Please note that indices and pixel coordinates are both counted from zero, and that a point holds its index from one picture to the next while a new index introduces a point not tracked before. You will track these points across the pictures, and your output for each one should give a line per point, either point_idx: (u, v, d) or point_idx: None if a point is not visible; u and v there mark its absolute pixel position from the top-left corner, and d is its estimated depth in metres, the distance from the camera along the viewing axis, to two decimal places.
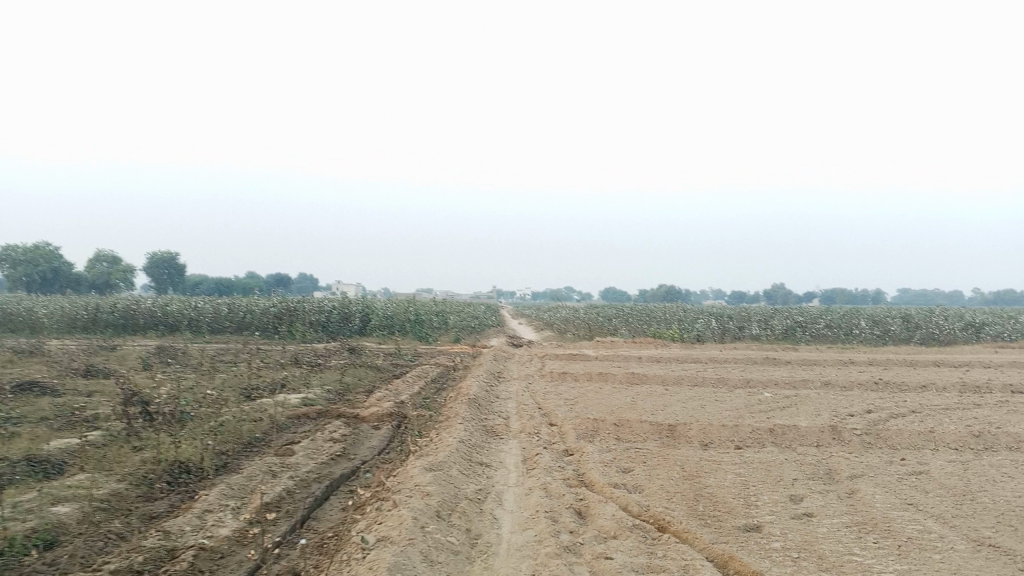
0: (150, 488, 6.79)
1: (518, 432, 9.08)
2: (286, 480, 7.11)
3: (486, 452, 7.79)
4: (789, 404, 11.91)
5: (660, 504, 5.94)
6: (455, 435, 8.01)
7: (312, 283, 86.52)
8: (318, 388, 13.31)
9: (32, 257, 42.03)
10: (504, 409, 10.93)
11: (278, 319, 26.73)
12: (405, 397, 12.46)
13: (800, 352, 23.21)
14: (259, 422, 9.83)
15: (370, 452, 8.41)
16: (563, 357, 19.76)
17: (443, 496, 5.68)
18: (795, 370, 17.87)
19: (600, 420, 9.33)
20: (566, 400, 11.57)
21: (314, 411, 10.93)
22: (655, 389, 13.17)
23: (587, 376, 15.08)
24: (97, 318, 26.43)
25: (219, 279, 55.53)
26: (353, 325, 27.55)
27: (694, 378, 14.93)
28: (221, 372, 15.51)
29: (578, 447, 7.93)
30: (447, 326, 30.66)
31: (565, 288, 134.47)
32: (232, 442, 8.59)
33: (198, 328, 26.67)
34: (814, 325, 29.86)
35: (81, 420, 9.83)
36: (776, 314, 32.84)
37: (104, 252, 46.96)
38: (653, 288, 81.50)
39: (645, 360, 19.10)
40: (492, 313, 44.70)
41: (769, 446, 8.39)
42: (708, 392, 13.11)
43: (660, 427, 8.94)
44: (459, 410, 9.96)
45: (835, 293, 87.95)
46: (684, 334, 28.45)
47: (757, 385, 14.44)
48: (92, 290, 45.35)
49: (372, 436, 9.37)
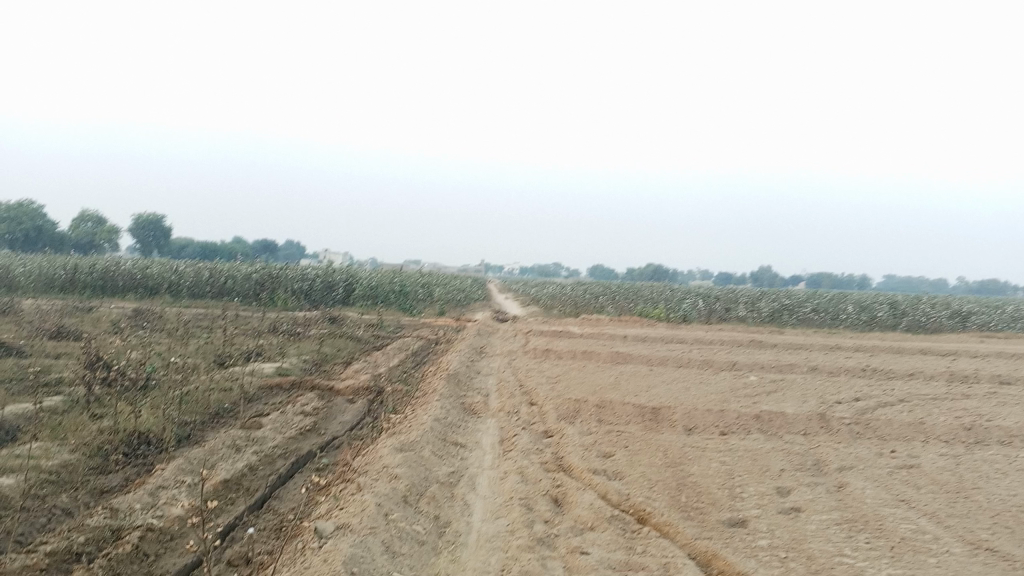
0: (104, 460, 6.43)
1: (496, 410, 8.75)
2: (250, 455, 6.76)
3: (462, 431, 7.46)
4: (775, 389, 11.65)
5: (642, 493, 5.63)
6: (430, 412, 7.67)
7: (299, 250, 85.86)
8: (294, 358, 12.93)
9: (14, 215, 41.24)
10: (483, 386, 10.60)
11: (260, 286, 26.27)
12: (383, 370, 12.12)
13: (786, 336, 22.99)
14: (228, 392, 9.46)
15: (342, 428, 8.07)
16: (548, 334, 19.46)
17: (412, 479, 5.35)
18: (781, 354, 17.65)
19: (582, 400, 9.01)
20: (548, 378, 11.25)
21: (288, 382, 10.57)
22: (639, 370, 12.87)
23: (570, 354, 14.76)
24: (75, 279, 25.86)
25: (204, 243, 54.84)
26: (336, 294, 27.14)
27: (679, 359, 14.67)
28: (197, 338, 15.11)
29: (558, 429, 7.62)
30: (431, 298, 30.29)
31: (553, 265, 134.17)
32: (197, 414, 8.22)
33: (178, 293, 26.16)
34: (802, 309, 29.69)
35: (43, 385, 9.43)
36: (763, 297, 32.65)
37: (89, 212, 46.19)
38: (640, 266, 81.30)
39: (630, 339, 18.82)
40: (478, 286, 44.37)
41: (755, 433, 8.10)
42: (693, 374, 12.82)
43: (643, 409, 8.64)
44: (437, 386, 9.62)
45: (821, 277, 88.05)
46: (670, 314, 28.20)
47: (743, 369, 14.17)
48: (75, 250, 44.63)
49: (345, 410, 9.03)
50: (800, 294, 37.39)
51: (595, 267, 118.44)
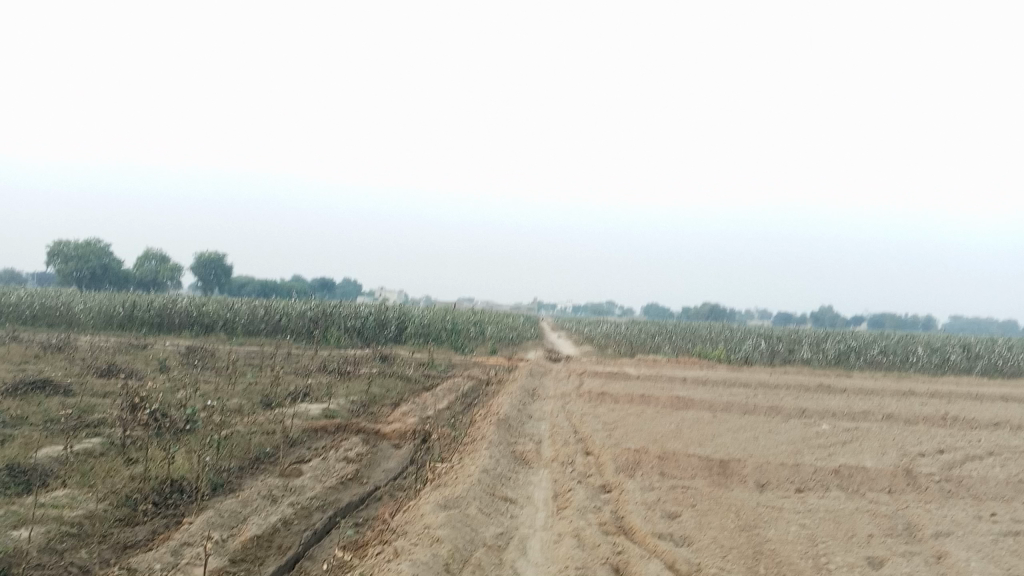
0: (133, 510, 6.04)
1: (550, 460, 8.18)
2: (286, 507, 6.30)
3: (513, 484, 6.91)
4: (850, 440, 10.83)
5: (714, 564, 5.01)
6: (479, 463, 7.14)
7: (355, 289, 86.54)
8: (342, 399, 12.53)
9: (83, 253, 42.32)
10: (536, 433, 10.04)
11: (313, 324, 26.00)
12: (431, 412, 11.63)
13: (854, 379, 21.91)
14: (271, 435, 9.08)
15: (386, 477, 7.58)
16: (603, 375, 18.80)
17: (456, 543, 4.82)
18: (851, 400, 16.70)
19: (642, 450, 8.38)
20: (605, 425, 10.64)
21: (333, 424, 10.15)
22: (701, 416, 12.17)
23: (627, 398, 14.10)
24: (133, 316, 26.06)
25: (263, 281, 55.63)
26: (388, 332, 26.98)
27: (743, 405, 13.89)
28: (246, 377, 14.86)
29: (617, 483, 7.01)
30: (484, 336, 29.86)
31: (607, 304, 133.24)
32: (236, 459, 7.82)
33: (232, 330, 26.20)
34: (869, 351, 28.46)
35: (83, 426, 9.16)
36: (827, 338, 31.45)
37: (154, 250, 47.18)
38: (697, 306, 80.04)
39: (690, 381, 18.05)
40: (531, 324, 43.85)
41: (835, 490, 7.38)
42: (759, 422, 12.05)
43: (710, 462, 7.98)
44: (486, 432, 9.10)
45: (885, 318, 85.34)
46: (730, 355, 27.25)
47: (812, 416, 13.32)
48: (139, 288, 45.55)
49: (389, 457, 8.53)
50: (866, 335, 35.99)
51: (650, 307, 116.89)
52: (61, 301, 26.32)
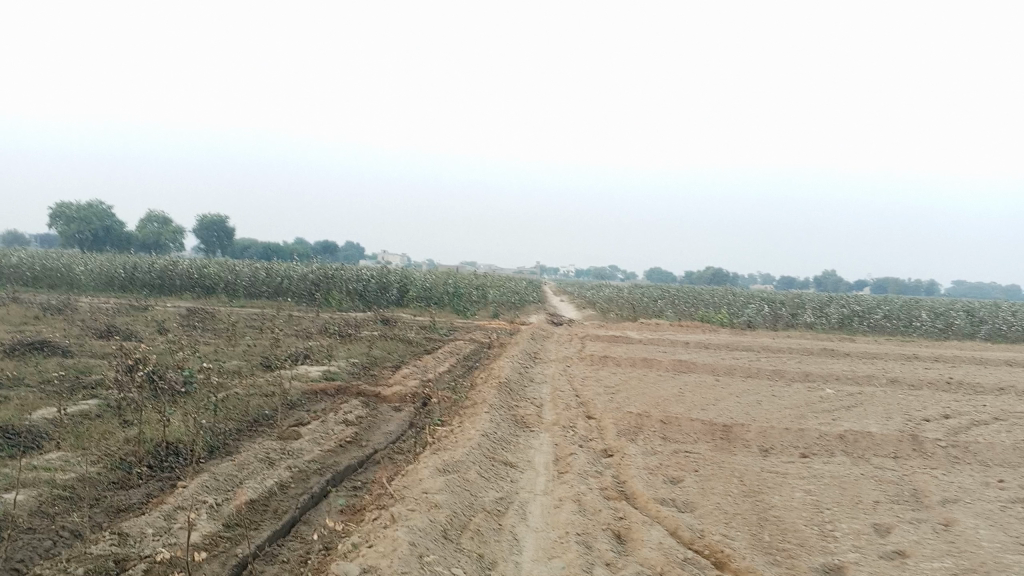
0: (127, 473, 5.95)
1: (551, 424, 8.09)
2: (283, 470, 6.21)
3: (513, 448, 6.82)
4: (854, 405, 10.73)
5: (718, 530, 4.91)
6: (479, 427, 7.04)
7: (358, 252, 86.34)
8: (342, 361, 12.44)
9: (84, 215, 42.11)
10: (537, 396, 9.94)
11: (315, 287, 25.98)
12: (432, 375, 11.53)
13: (858, 344, 21.79)
14: (270, 398, 8.98)
15: (385, 440, 7.49)
16: (605, 339, 18.70)
17: (454, 508, 4.71)
18: (854, 364, 16.60)
19: (644, 415, 8.28)
20: (607, 388, 10.54)
21: (332, 386, 10.04)
22: (704, 380, 12.06)
23: (630, 362, 14.01)
24: (134, 278, 25.94)
25: (266, 243, 55.40)
26: (390, 295, 26.75)
27: (747, 369, 13.78)
28: (246, 339, 14.76)
29: (618, 448, 6.90)
30: (486, 299, 29.75)
31: (610, 268, 133.13)
32: (233, 422, 7.73)
33: (234, 292, 26.06)
34: (872, 316, 28.34)
35: (80, 388, 9.07)
36: (830, 302, 31.32)
37: (155, 212, 46.95)
38: (701, 270, 79.83)
39: (693, 345, 17.93)
40: (534, 288, 43.70)
41: (840, 456, 7.27)
42: (763, 386, 11.95)
43: (713, 427, 7.88)
44: (487, 395, 8.99)
45: (888, 283, 85.15)
46: (734, 320, 27.13)
47: (816, 380, 13.21)
48: (142, 250, 45.41)
49: (389, 420, 8.43)
50: (869, 300, 35.87)
51: (654, 271, 116.62)
52: (62, 262, 26.18)
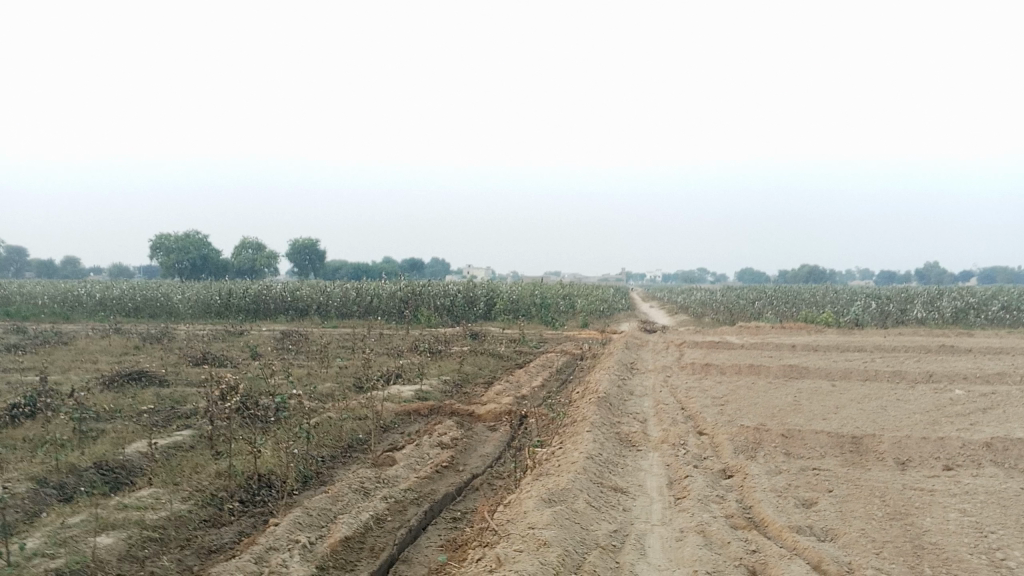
0: (218, 510, 5.71)
1: (659, 443, 7.53)
2: (379, 501, 5.84)
3: (621, 471, 6.30)
4: (990, 406, 9.76)
5: (868, 563, 4.28)
6: (583, 448, 6.55)
7: (445, 268, 87.15)
8: (434, 379, 12.14)
9: (183, 245, 43.62)
10: (640, 412, 9.39)
11: (404, 304, 25.94)
12: (526, 391, 11.11)
13: (977, 338, 20.32)
14: (362, 420, 8.71)
15: (484, 463, 7.08)
16: (704, 345, 17.93)
17: (565, 546, 4.23)
18: (980, 361, 15.33)
19: (762, 432, 7.63)
20: (715, 401, 9.90)
21: (426, 406, 9.71)
22: (818, 387, 11.26)
23: (734, 369, 13.28)
24: (229, 304, 26.46)
25: (356, 264, 56.21)
26: (478, 309, 26.52)
27: (862, 372, 12.84)
28: (338, 360, 14.67)
29: (739, 467, 6.50)
30: (575, 309, 29.24)
31: (698, 271, 130.70)
32: (327, 449, 7.45)
33: (326, 313, 26.30)
34: (989, 308, 26.54)
35: (176, 418, 9.01)
36: (941, 295, 29.53)
37: (249, 240, 48.28)
38: (794, 269, 77.35)
39: (799, 349, 16.97)
40: (622, 295, 42.90)
41: (989, 467, 6.45)
42: (884, 391, 11.05)
43: (841, 440, 7.32)
44: (587, 412, 8.49)
45: (997, 272, 80.54)
46: (838, 318, 25.82)
47: (941, 381, 12.18)
48: (239, 276, 46.71)
49: (485, 441, 8.00)
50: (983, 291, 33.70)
51: (744, 270, 113.66)
52: (161, 292, 26.94)
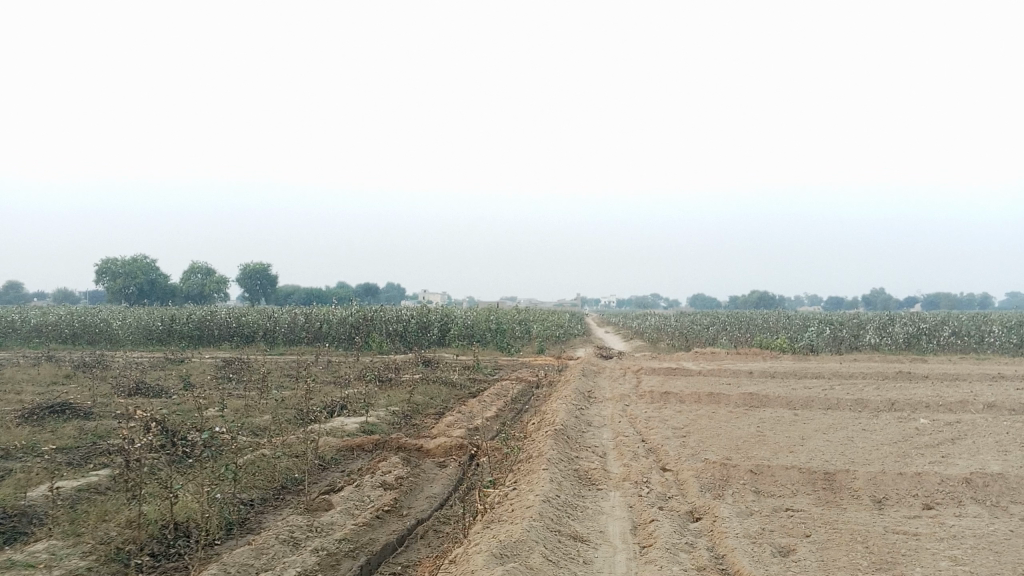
0: (125, 566, 5.02)
1: (620, 480, 7.02)
2: (309, 554, 5.20)
3: (580, 515, 5.75)
4: (959, 436, 9.43)
5: None
6: (539, 489, 6.00)
7: (400, 293, 86.22)
8: (382, 410, 11.47)
9: (130, 270, 42.11)
10: (599, 445, 8.85)
11: (355, 329, 25.10)
12: (479, 422, 10.50)
13: (931, 364, 20.30)
14: (299, 457, 8.03)
15: (429, 506, 6.47)
16: (662, 371, 17.53)
17: None
18: (940, 387, 15.14)
19: (729, 467, 7.16)
20: (677, 433, 9.43)
21: (371, 441, 9.05)
22: (781, 416, 10.86)
23: (694, 398, 12.85)
24: (172, 330, 25.36)
25: (309, 288, 55.06)
26: (432, 335, 25.82)
27: (824, 400, 12.49)
28: (282, 389, 13.90)
29: (707, 509, 6.02)
30: (530, 335, 28.76)
31: (652, 297, 131.60)
32: (257, 492, 6.77)
33: (273, 340, 25.35)
34: (940, 333, 26.72)
35: (93, 456, 8.22)
36: (892, 320, 29.69)
37: (198, 264, 46.87)
38: (746, 295, 78.14)
39: (757, 375, 16.65)
40: (577, 320, 42.57)
41: (971, 506, 6.04)
42: (848, 420, 10.70)
43: (813, 476, 6.89)
44: (543, 447, 7.94)
45: (940, 299, 82.43)
46: (793, 344, 25.73)
47: (904, 409, 11.89)
48: (187, 302, 45.28)
49: (433, 480, 7.38)
50: (931, 316, 34.16)
51: (696, 296, 114.74)
52: (100, 318, 25.72)
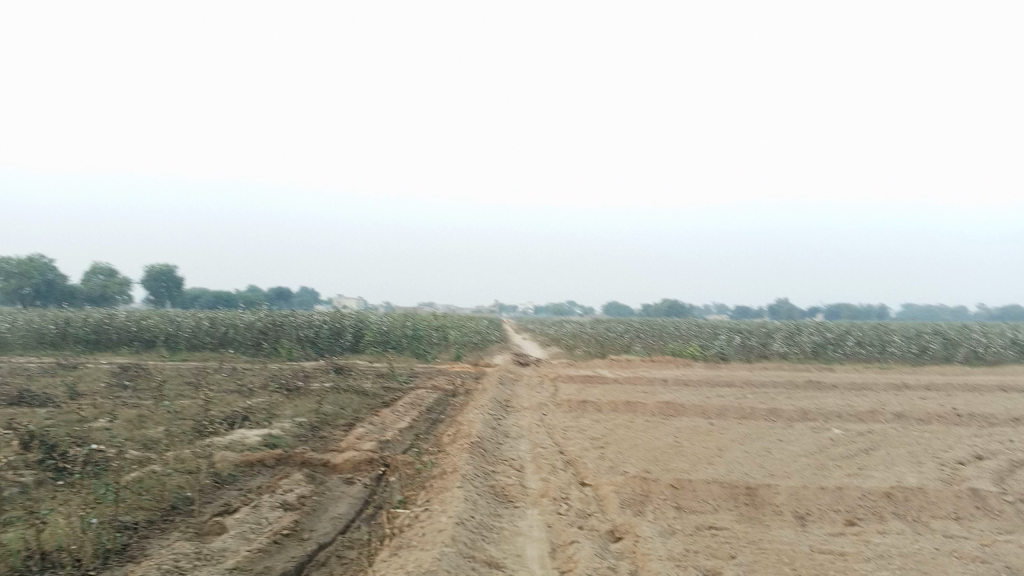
0: None
1: (538, 496, 6.69)
2: None
3: (495, 537, 5.37)
4: (872, 447, 9.48)
5: None
6: (453, 510, 5.60)
7: (313, 297, 84.36)
8: (287, 420, 10.87)
9: (25, 269, 39.65)
10: (515, 458, 8.51)
11: (263, 335, 24.14)
12: (391, 434, 10.03)
13: (838, 373, 20.81)
14: (193, 474, 7.41)
15: (333, 529, 6.00)
16: (578, 379, 17.35)
17: None
18: (848, 396, 15.42)
19: (649, 481, 6.92)
20: (596, 444, 9.16)
21: (273, 455, 8.47)
22: (698, 426, 10.75)
23: (611, 407, 12.67)
24: (66, 334, 23.85)
25: (217, 290, 53.19)
26: (345, 342, 25.10)
27: (739, 409, 12.48)
28: (181, 398, 13.06)
29: (629, 528, 5.73)
30: (446, 341, 28.27)
31: (568, 304, 132.85)
32: (142, 516, 6.17)
33: (176, 345, 24.12)
34: (845, 343, 27.52)
35: None
36: (800, 330, 30.47)
37: (99, 264, 44.57)
38: (659, 304, 79.59)
39: (672, 383, 16.64)
40: (494, 326, 42.29)
41: (894, 522, 5.94)
42: (765, 430, 10.66)
43: (735, 490, 6.70)
44: (457, 461, 7.55)
45: (841, 309, 85.67)
46: (706, 352, 26.06)
47: (817, 419, 11.97)
48: (88, 303, 42.98)
49: (339, 499, 6.90)
50: (835, 326, 35.30)
51: (611, 304, 116.36)
52: None
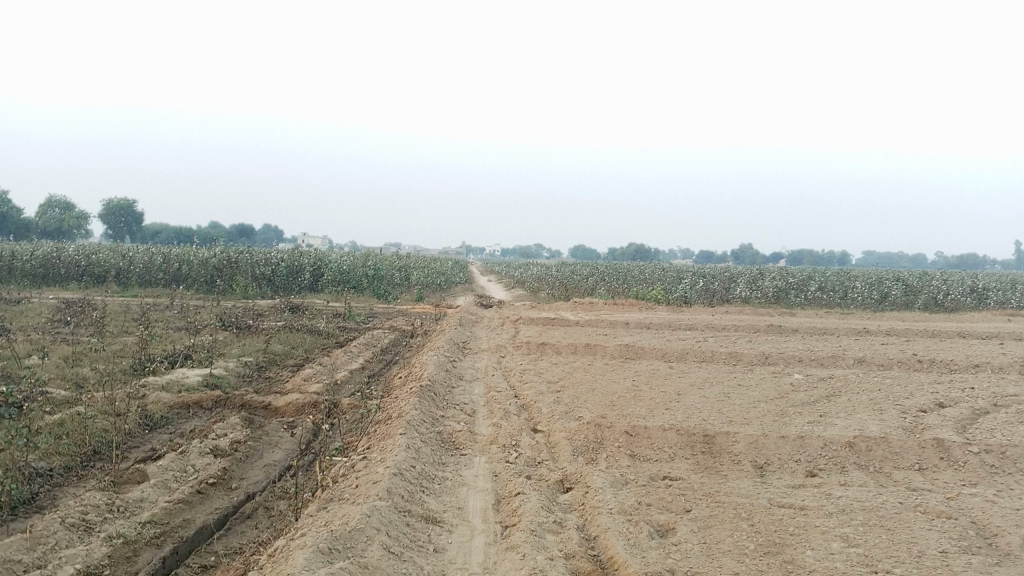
0: None
1: (487, 443, 6.33)
2: (101, 544, 4.26)
3: (436, 489, 5.01)
4: (834, 394, 9.28)
5: None
6: (392, 459, 5.21)
7: (277, 235, 83.04)
8: (232, 360, 10.39)
9: None
10: (467, 402, 8.16)
11: (217, 272, 23.39)
12: (340, 376, 9.61)
13: (800, 318, 20.74)
14: (121, 415, 6.94)
15: (263, 479, 5.61)
16: (540, 321, 17.04)
17: None
18: (809, 341, 15.30)
19: (604, 428, 6.58)
20: (552, 388, 8.83)
21: (210, 398, 8.00)
22: (657, 369, 10.49)
23: (571, 349, 12.37)
24: (12, 268, 22.94)
25: (176, 226, 51.79)
26: (303, 281, 24.48)
27: (700, 353, 12.23)
28: (124, 336, 12.49)
29: (579, 478, 5.39)
30: (409, 282, 27.76)
31: (535, 246, 132.72)
32: (59, 462, 5.71)
33: (128, 281, 23.32)
34: (808, 288, 27.50)
35: None
36: (762, 274, 30.42)
37: (54, 198, 43.06)
38: (624, 247, 79.65)
39: (634, 326, 16.39)
40: (457, 266, 41.72)
41: (856, 474, 5.69)
42: (725, 375, 10.43)
43: (692, 438, 6.39)
44: (404, 405, 7.16)
45: (802, 255, 86.49)
46: (669, 296, 25.89)
47: (778, 364, 11.78)
48: (44, 237, 41.68)
49: (276, 445, 6.50)
50: (798, 271, 35.38)
51: (577, 247, 116.49)
52: None
